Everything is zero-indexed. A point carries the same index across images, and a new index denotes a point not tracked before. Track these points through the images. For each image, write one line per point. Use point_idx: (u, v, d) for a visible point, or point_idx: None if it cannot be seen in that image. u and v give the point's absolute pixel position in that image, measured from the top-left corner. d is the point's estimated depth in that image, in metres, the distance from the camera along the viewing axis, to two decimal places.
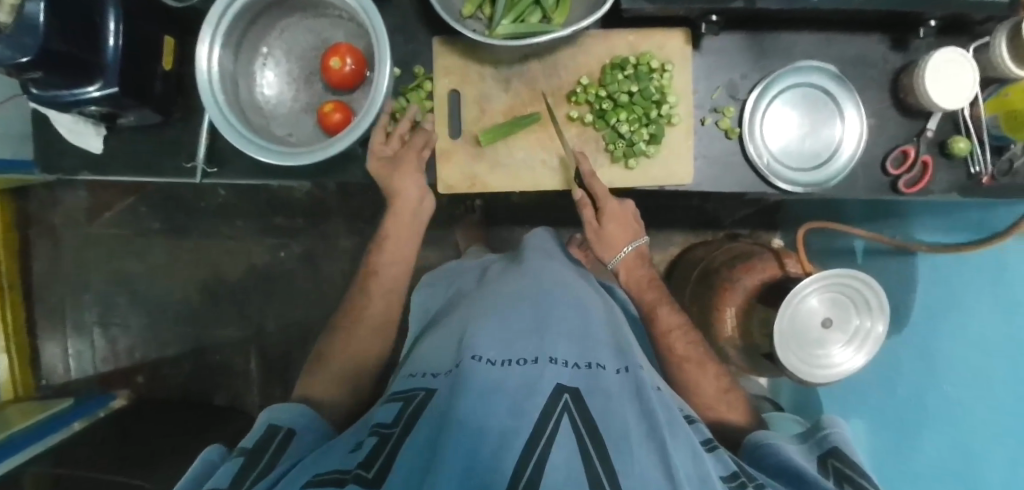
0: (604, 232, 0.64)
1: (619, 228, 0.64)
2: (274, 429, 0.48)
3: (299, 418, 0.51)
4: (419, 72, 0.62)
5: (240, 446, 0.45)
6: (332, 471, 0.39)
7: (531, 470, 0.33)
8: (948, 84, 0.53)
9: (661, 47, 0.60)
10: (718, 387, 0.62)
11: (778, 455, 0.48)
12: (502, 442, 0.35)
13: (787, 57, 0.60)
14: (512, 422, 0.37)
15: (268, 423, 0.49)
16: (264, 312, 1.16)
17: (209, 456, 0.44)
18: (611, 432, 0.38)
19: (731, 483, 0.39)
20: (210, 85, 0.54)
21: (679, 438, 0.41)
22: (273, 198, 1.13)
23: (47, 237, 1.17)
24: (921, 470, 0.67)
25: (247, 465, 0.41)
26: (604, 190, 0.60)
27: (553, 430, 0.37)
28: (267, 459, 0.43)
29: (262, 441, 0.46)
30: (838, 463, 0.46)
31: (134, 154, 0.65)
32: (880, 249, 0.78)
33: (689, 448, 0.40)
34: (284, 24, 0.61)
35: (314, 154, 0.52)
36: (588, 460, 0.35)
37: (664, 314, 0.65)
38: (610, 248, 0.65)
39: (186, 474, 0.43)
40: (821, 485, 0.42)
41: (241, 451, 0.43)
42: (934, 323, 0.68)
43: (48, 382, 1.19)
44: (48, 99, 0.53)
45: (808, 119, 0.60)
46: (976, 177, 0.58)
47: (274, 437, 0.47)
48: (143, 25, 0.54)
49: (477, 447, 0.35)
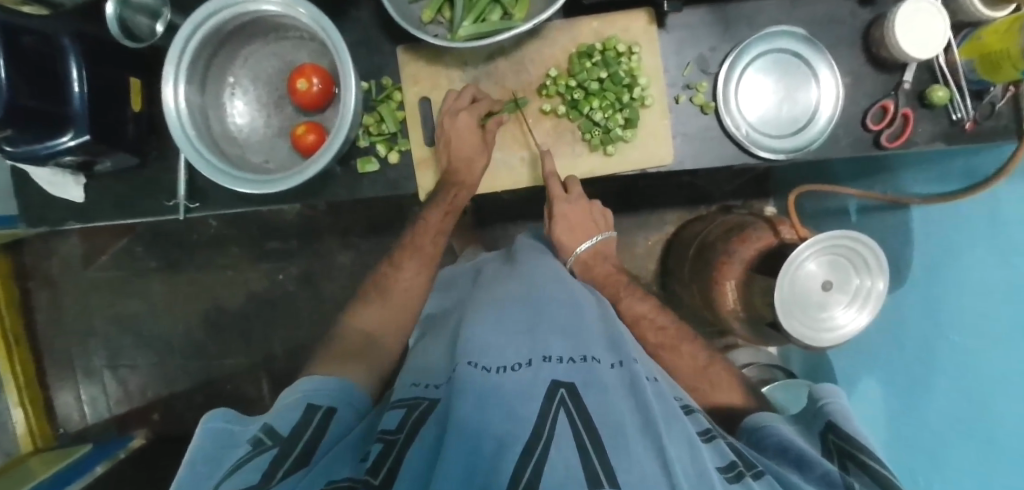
0: (556, 234, 0.68)
1: (572, 230, 0.68)
2: (312, 411, 0.47)
3: (336, 394, 0.51)
4: (387, 83, 0.62)
5: (276, 429, 0.44)
6: (346, 480, 0.38)
7: (531, 470, 0.33)
8: (919, 33, 0.52)
9: (626, 30, 0.59)
10: (695, 366, 0.61)
11: (777, 437, 0.48)
12: (502, 443, 0.36)
13: (754, 25, 0.59)
14: (507, 425, 0.38)
15: (305, 403, 0.48)
16: (270, 337, 1.17)
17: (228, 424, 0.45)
18: (608, 426, 0.38)
19: (729, 474, 0.39)
20: (180, 122, 0.54)
21: (675, 430, 0.41)
22: (264, 223, 1.13)
23: (47, 287, 1.18)
24: (935, 439, 0.63)
25: (281, 457, 0.40)
26: (559, 195, 0.62)
27: (551, 429, 0.37)
28: (302, 451, 0.42)
29: (298, 427, 0.45)
30: (837, 439, 0.48)
31: (116, 198, 0.65)
32: (873, 206, 0.77)
33: (685, 439, 0.40)
34: (247, 51, 0.61)
35: (292, 178, 0.52)
36: (584, 452, 0.35)
37: (627, 306, 0.65)
38: (565, 248, 0.69)
39: (200, 435, 0.44)
40: (821, 464, 0.43)
41: (276, 440, 0.42)
42: (935, 279, 0.64)
43: (65, 430, 1.20)
44: (23, 155, 0.53)
45: (783, 85, 0.60)
46: (959, 123, 0.57)
47: (312, 420, 0.46)
48: (105, 69, 0.54)
49: (477, 449, 0.35)
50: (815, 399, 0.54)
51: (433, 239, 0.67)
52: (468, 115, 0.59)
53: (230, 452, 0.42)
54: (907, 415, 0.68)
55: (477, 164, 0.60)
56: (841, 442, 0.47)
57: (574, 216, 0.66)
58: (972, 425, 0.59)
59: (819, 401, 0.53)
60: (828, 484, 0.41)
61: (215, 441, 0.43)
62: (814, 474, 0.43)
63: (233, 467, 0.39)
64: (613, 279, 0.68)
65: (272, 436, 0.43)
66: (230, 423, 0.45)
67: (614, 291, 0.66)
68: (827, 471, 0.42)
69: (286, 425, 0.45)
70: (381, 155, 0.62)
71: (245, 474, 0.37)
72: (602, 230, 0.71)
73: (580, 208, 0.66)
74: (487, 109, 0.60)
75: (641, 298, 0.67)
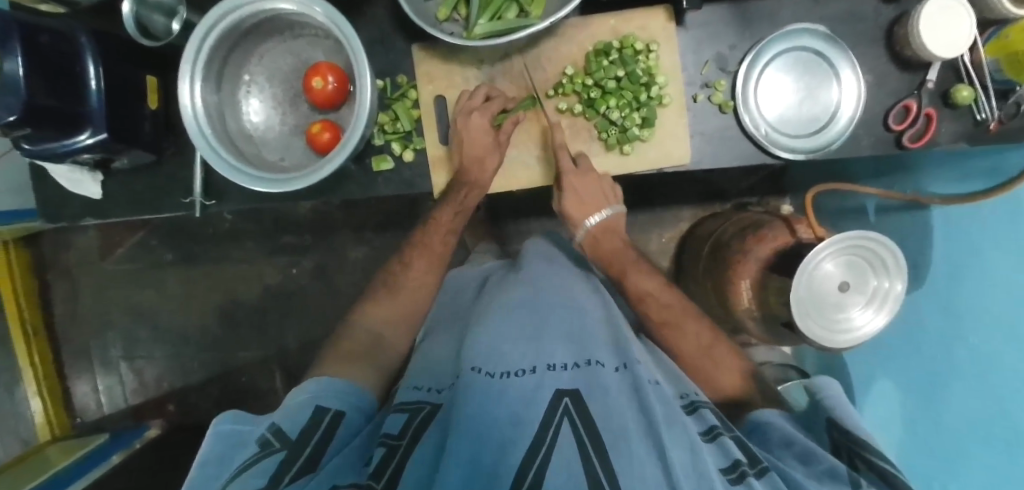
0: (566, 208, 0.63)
1: (582, 205, 0.62)
2: (321, 412, 0.48)
3: (346, 396, 0.51)
4: (403, 81, 0.61)
5: (286, 433, 0.44)
6: (349, 485, 0.39)
7: (534, 473, 0.35)
8: (945, 32, 0.50)
9: (644, 28, 0.59)
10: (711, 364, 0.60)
11: (783, 431, 0.46)
12: (503, 449, 0.37)
13: (774, 22, 0.58)
14: (510, 432, 0.39)
15: (314, 405, 0.48)
16: (284, 330, 1.18)
17: (238, 424, 0.46)
18: (609, 430, 0.39)
19: (731, 475, 0.39)
20: (195, 121, 0.54)
21: (676, 433, 0.41)
22: (278, 218, 1.14)
23: (64, 279, 1.20)
24: (949, 444, 0.63)
25: (288, 461, 0.40)
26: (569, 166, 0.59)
27: (552, 437, 0.38)
28: (308, 458, 0.42)
29: (307, 429, 0.45)
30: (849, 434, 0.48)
31: (133, 195, 0.65)
32: (892, 206, 0.76)
33: (686, 441, 0.40)
34: (261, 49, 0.61)
35: (309, 176, 0.52)
36: (586, 458, 0.36)
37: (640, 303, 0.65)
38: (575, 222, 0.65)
39: (206, 443, 0.44)
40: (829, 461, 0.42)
41: (283, 443, 0.42)
42: (952, 281, 0.63)
43: (83, 419, 1.22)
44: (42, 153, 0.53)
45: (804, 83, 0.59)
46: (984, 124, 0.56)
47: (321, 420, 0.47)
48: (120, 66, 0.54)
49: (479, 456, 0.37)
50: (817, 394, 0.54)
51: (444, 237, 0.67)
52: (481, 115, 0.58)
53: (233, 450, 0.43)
54: (921, 419, 0.68)
55: (489, 163, 0.60)
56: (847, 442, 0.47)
57: (584, 189, 0.60)
58: (990, 426, 0.58)
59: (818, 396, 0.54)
60: (831, 477, 0.41)
61: (224, 444, 0.44)
62: (818, 468, 0.43)
63: (240, 468, 0.40)
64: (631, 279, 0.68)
65: (280, 438, 0.43)
66: (238, 424, 0.46)
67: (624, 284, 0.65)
68: (832, 465, 0.42)
69: (295, 426, 0.45)
70: (396, 154, 0.61)
71: (252, 476, 0.38)
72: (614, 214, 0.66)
73: (590, 182, 0.60)
74: (500, 107, 0.59)
75: (649, 275, 0.65)
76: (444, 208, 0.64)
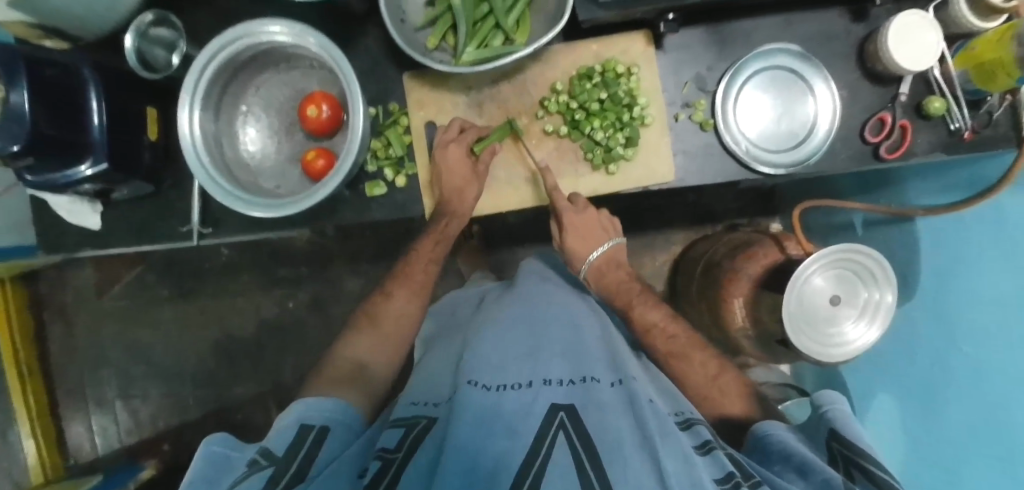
0: (567, 244, 0.66)
1: (583, 238, 0.65)
2: (305, 431, 0.47)
3: (333, 414, 0.50)
4: (395, 108, 0.64)
5: (272, 451, 0.43)
6: None
7: (531, 481, 0.35)
8: (912, 46, 0.53)
9: (625, 52, 0.61)
10: (706, 375, 0.59)
11: (782, 444, 0.46)
12: (499, 465, 0.36)
13: (748, 43, 0.61)
14: (505, 445, 0.38)
15: (299, 424, 0.48)
16: (279, 364, 1.17)
17: (219, 445, 0.44)
18: (606, 444, 0.38)
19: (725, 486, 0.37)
20: (194, 150, 0.55)
21: (673, 445, 0.40)
22: (275, 250, 1.15)
23: (60, 317, 1.20)
24: (942, 460, 0.61)
25: (274, 479, 0.40)
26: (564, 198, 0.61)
27: (548, 451, 0.37)
28: (296, 475, 0.41)
29: (293, 446, 0.45)
30: (840, 445, 0.47)
31: (132, 224, 0.66)
32: (879, 219, 0.77)
33: (681, 453, 0.39)
34: (259, 80, 0.63)
35: (305, 200, 0.53)
36: (582, 471, 0.35)
37: (640, 314, 0.63)
38: (577, 256, 0.66)
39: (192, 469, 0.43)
40: (826, 472, 0.41)
41: (271, 460, 0.42)
42: (943, 287, 0.63)
43: (76, 461, 1.19)
44: (43, 183, 0.55)
45: (781, 100, 0.61)
46: (958, 133, 0.58)
47: (307, 438, 0.46)
48: (122, 99, 0.56)
49: (473, 469, 0.36)
50: (817, 407, 0.53)
51: (431, 247, 0.67)
52: (457, 145, 0.60)
53: (223, 473, 0.42)
54: (920, 433, 0.66)
55: (467, 193, 0.62)
56: (847, 452, 0.45)
57: (583, 224, 0.63)
58: (994, 435, 0.55)
59: (820, 409, 0.53)
60: None
61: (210, 467, 0.42)
62: (815, 480, 0.41)
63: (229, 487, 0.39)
64: (627, 285, 0.66)
65: (267, 456, 0.42)
66: (228, 447, 0.44)
67: (627, 299, 0.64)
68: (828, 477, 0.41)
69: (282, 446, 0.44)
70: (388, 179, 0.63)
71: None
72: (612, 236, 0.67)
73: (585, 217, 0.63)
74: (474, 137, 0.61)
75: (654, 306, 0.64)
76: (435, 223, 0.63)
